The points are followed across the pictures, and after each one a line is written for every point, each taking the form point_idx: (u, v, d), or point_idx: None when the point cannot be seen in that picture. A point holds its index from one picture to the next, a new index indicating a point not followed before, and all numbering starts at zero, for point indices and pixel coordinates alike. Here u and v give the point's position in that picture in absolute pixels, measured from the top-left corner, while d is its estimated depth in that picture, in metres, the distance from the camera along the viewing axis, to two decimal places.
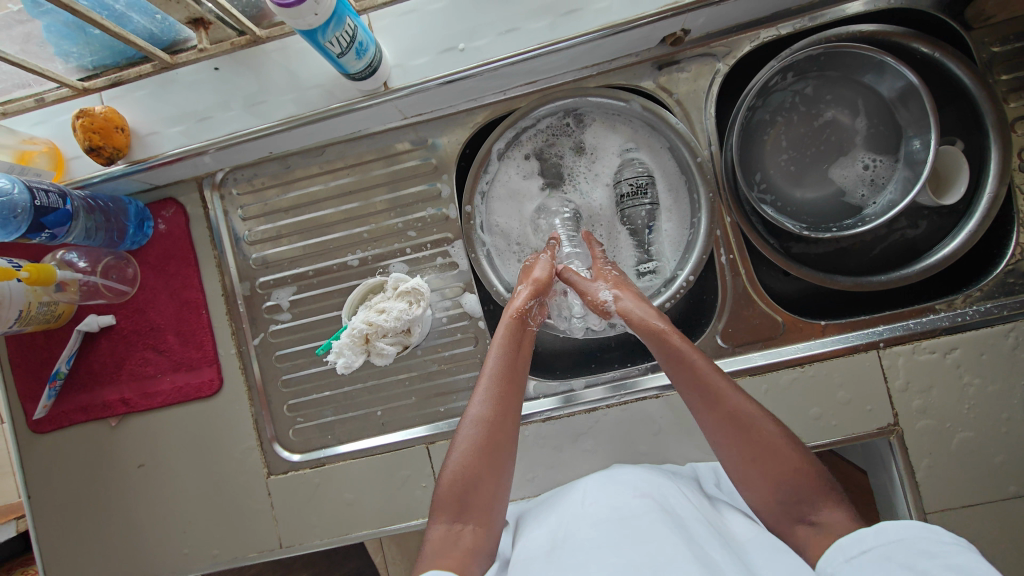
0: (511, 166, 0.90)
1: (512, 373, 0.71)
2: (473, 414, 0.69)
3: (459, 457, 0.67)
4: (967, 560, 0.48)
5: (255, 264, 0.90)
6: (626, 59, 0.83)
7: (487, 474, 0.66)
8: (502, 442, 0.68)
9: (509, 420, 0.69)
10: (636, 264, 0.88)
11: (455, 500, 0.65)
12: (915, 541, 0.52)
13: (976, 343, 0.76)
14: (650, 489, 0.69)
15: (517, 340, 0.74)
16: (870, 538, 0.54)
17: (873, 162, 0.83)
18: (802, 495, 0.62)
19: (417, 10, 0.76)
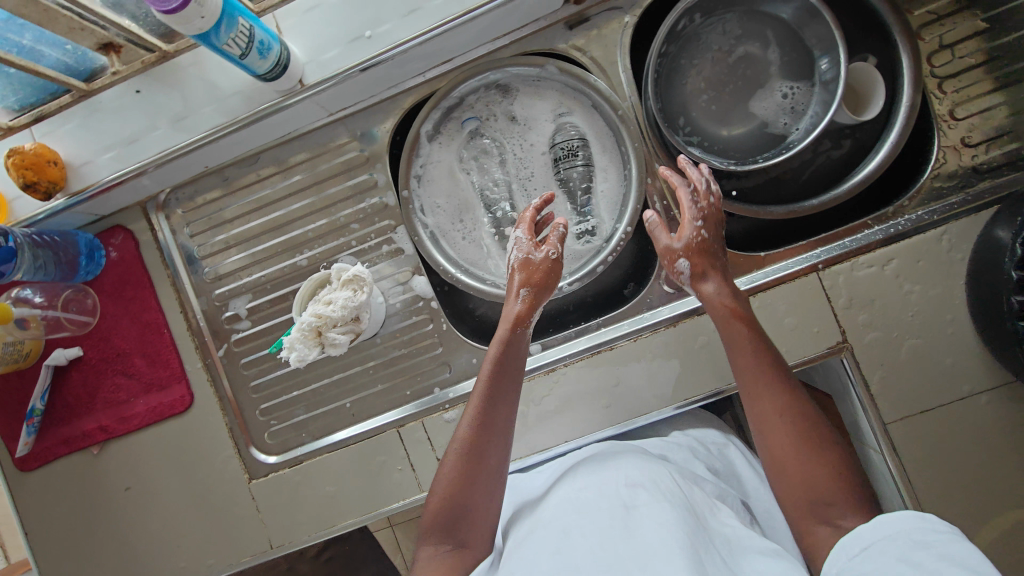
0: (442, 146, 0.91)
1: (499, 399, 0.71)
2: (460, 440, 0.69)
3: (447, 480, 0.68)
4: (958, 549, 0.50)
5: (209, 277, 0.93)
6: (536, 25, 0.84)
7: (475, 497, 0.67)
8: (488, 466, 0.68)
9: (497, 443, 0.69)
10: (573, 225, 0.88)
11: (441, 525, 0.66)
12: (906, 533, 0.53)
13: (912, 252, 0.77)
14: (637, 474, 0.70)
15: (503, 356, 0.73)
16: (865, 536, 0.56)
17: (791, 90, 0.84)
18: (826, 509, 0.61)
19: (320, 6, 0.78)
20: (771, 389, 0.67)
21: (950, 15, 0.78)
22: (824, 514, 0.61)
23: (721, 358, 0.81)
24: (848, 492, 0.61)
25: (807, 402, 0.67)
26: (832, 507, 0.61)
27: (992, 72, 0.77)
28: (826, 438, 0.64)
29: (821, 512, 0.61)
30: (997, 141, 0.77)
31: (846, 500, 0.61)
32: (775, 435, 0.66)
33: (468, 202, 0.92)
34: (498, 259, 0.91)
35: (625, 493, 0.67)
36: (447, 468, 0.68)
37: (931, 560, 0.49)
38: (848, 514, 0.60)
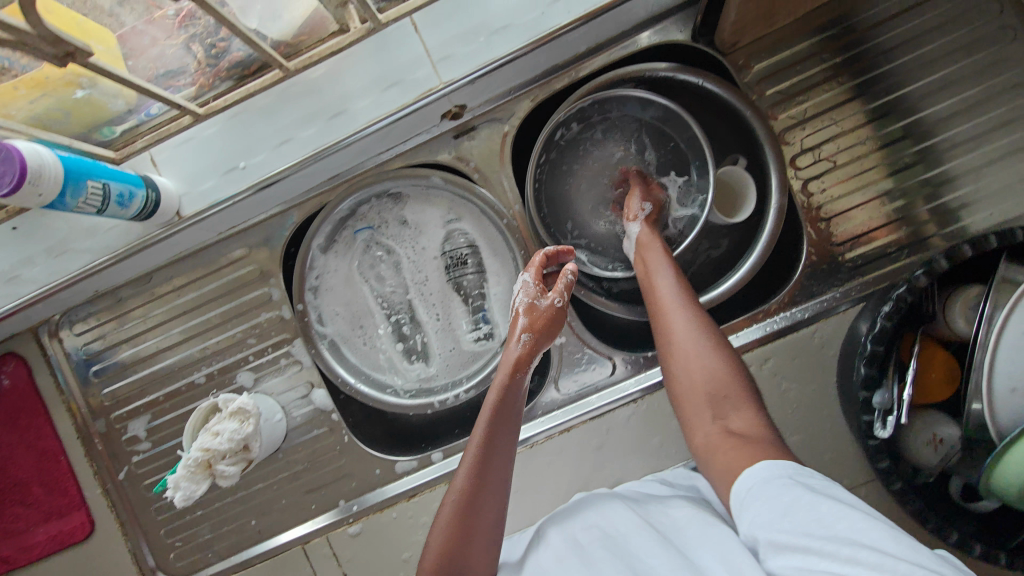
0: (336, 256, 0.91)
1: (505, 424, 0.69)
2: (463, 469, 0.65)
3: (450, 511, 0.63)
4: (845, 496, 0.52)
5: (105, 400, 0.91)
6: (419, 138, 0.84)
7: (483, 530, 0.63)
8: (487, 502, 0.64)
9: (501, 466, 0.66)
10: (471, 330, 0.89)
11: (444, 565, 0.60)
12: (795, 476, 0.55)
13: (787, 350, 0.80)
14: (595, 517, 0.65)
15: (508, 384, 0.71)
16: (762, 473, 0.57)
17: (669, 190, 0.88)
18: (722, 402, 0.67)
19: (194, 138, 0.78)
20: (687, 329, 0.72)
21: (808, 120, 0.81)
22: (721, 408, 0.67)
23: (613, 461, 0.82)
24: (741, 395, 0.67)
25: (717, 330, 0.72)
26: (725, 402, 0.67)
27: (850, 173, 0.81)
28: (728, 354, 0.70)
29: (720, 406, 0.67)
30: (861, 241, 0.81)
31: (743, 400, 0.66)
32: (679, 351, 0.71)
33: (366, 310, 0.91)
34: (398, 367, 0.91)
35: (591, 538, 0.62)
36: (449, 501, 0.64)
37: (826, 500, 0.51)
38: (737, 407, 0.66)
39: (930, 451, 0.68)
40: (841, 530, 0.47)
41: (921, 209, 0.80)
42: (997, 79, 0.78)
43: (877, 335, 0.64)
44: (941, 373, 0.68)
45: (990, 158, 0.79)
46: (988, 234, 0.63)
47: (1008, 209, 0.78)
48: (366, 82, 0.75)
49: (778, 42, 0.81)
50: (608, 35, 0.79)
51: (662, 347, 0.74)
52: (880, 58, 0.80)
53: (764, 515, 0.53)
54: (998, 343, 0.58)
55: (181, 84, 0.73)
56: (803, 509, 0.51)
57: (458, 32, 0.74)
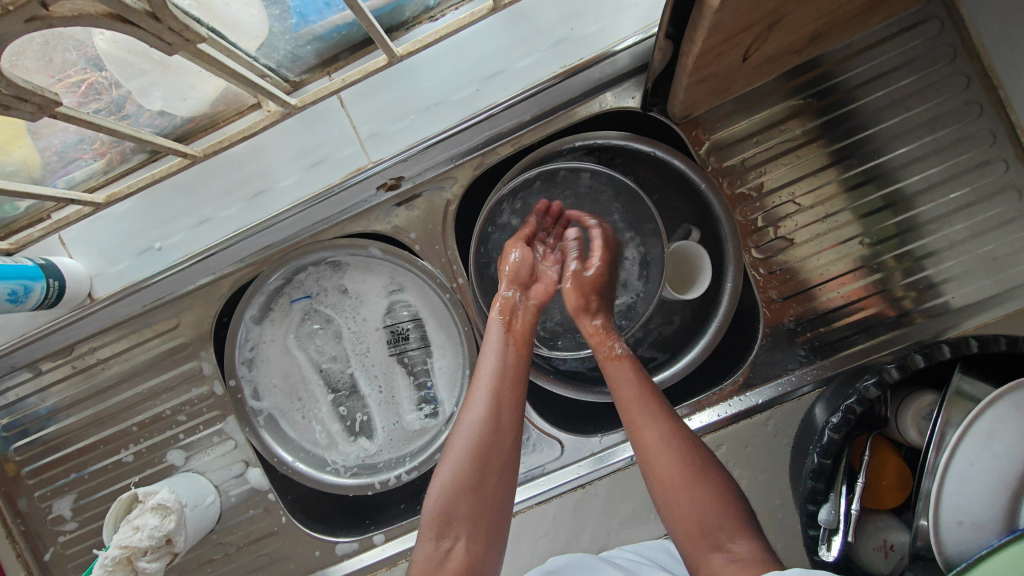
0: (270, 327, 0.85)
1: (511, 384, 0.68)
2: (469, 426, 0.65)
3: (450, 469, 0.63)
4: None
5: (28, 478, 0.86)
6: (358, 207, 0.79)
7: (486, 491, 0.62)
8: (494, 455, 0.64)
9: (509, 424, 0.66)
10: (415, 405, 0.85)
11: (441, 519, 0.61)
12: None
13: (739, 436, 0.76)
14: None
15: (504, 370, 0.68)
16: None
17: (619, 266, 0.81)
18: (714, 534, 0.58)
19: (107, 217, 0.74)
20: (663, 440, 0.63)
21: (765, 194, 0.77)
22: (712, 541, 0.58)
23: (559, 550, 0.78)
24: (735, 521, 0.59)
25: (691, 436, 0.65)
26: (719, 531, 0.59)
27: (808, 251, 0.77)
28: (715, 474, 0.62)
29: (712, 539, 0.58)
30: (820, 322, 0.77)
31: (740, 526, 0.59)
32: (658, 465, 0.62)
33: (303, 384, 0.85)
34: (338, 445, 0.86)
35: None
36: (449, 459, 0.64)
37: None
38: (734, 536, 0.58)
39: (881, 557, 0.63)
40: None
41: (881, 291, 0.77)
42: (961, 157, 0.75)
43: (824, 447, 0.61)
44: (894, 479, 0.65)
45: (953, 239, 0.75)
46: (941, 343, 0.59)
47: (972, 292, 0.75)
48: (291, 157, 0.72)
49: (734, 111, 0.76)
50: (554, 104, 0.74)
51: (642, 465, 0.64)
52: (840, 131, 0.76)
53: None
54: (946, 471, 0.55)
55: (88, 157, 0.67)
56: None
57: (388, 106, 0.72)
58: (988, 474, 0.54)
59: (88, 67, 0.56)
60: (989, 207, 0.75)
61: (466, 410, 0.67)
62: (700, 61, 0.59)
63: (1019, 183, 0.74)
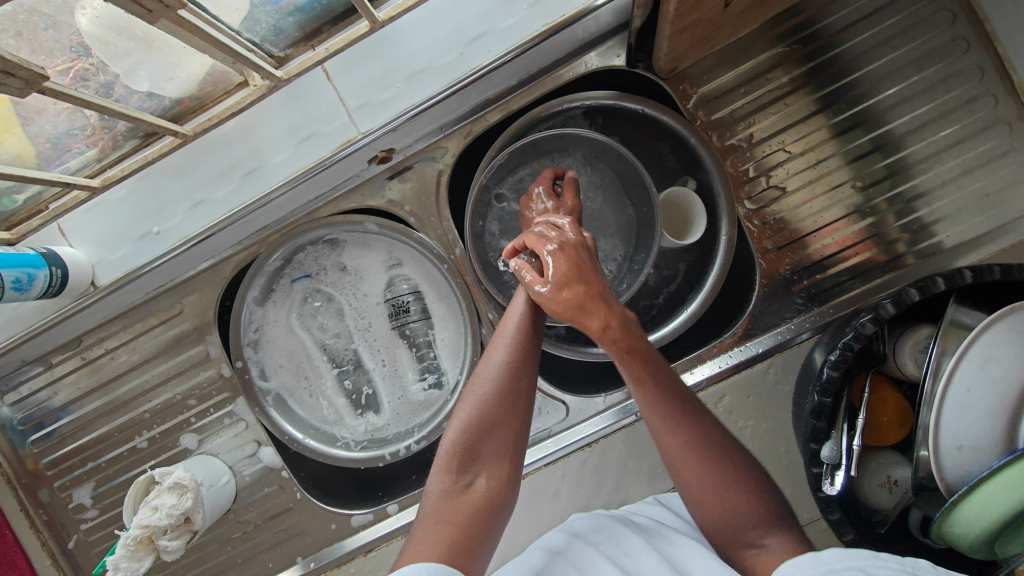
0: (272, 308, 0.86)
1: (536, 329, 0.68)
2: (492, 366, 0.64)
3: (470, 407, 0.62)
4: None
5: (48, 469, 0.88)
6: (351, 182, 0.80)
7: (510, 426, 0.62)
8: (517, 393, 0.63)
9: (530, 360, 0.65)
10: (418, 377, 0.86)
11: (463, 452, 0.60)
12: (866, 567, 0.46)
13: (742, 387, 0.77)
14: (604, 538, 0.64)
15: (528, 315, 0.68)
16: (825, 562, 0.48)
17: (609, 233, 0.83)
18: (747, 531, 0.58)
19: (104, 204, 0.74)
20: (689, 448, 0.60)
21: (755, 145, 0.78)
22: (744, 538, 0.58)
23: (570, 509, 0.79)
24: (762, 516, 0.58)
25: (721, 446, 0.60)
26: (751, 529, 0.58)
27: (800, 199, 0.78)
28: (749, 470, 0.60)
29: (743, 537, 0.58)
30: (816, 270, 0.78)
31: (771, 523, 0.57)
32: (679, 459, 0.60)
33: (308, 362, 0.87)
34: (346, 419, 0.87)
35: (600, 554, 0.60)
36: (469, 401, 0.63)
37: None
38: (764, 531, 0.57)
39: (884, 493, 0.65)
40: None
41: (876, 234, 0.77)
42: (949, 95, 0.74)
43: (824, 385, 0.62)
44: (894, 416, 0.66)
45: (944, 178, 0.75)
46: (935, 276, 0.59)
47: (967, 230, 0.75)
48: (281, 134, 0.73)
49: (720, 64, 0.76)
50: (539, 67, 0.74)
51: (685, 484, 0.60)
52: (825, 76, 0.76)
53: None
54: (944, 397, 0.55)
55: (81, 145, 0.67)
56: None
57: (374, 77, 0.72)
58: (984, 397, 0.55)
59: (73, 55, 0.58)
60: (979, 143, 0.75)
61: (492, 350, 0.66)
62: (681, 8, 0.59)
63: (1008, 117, 0.74)
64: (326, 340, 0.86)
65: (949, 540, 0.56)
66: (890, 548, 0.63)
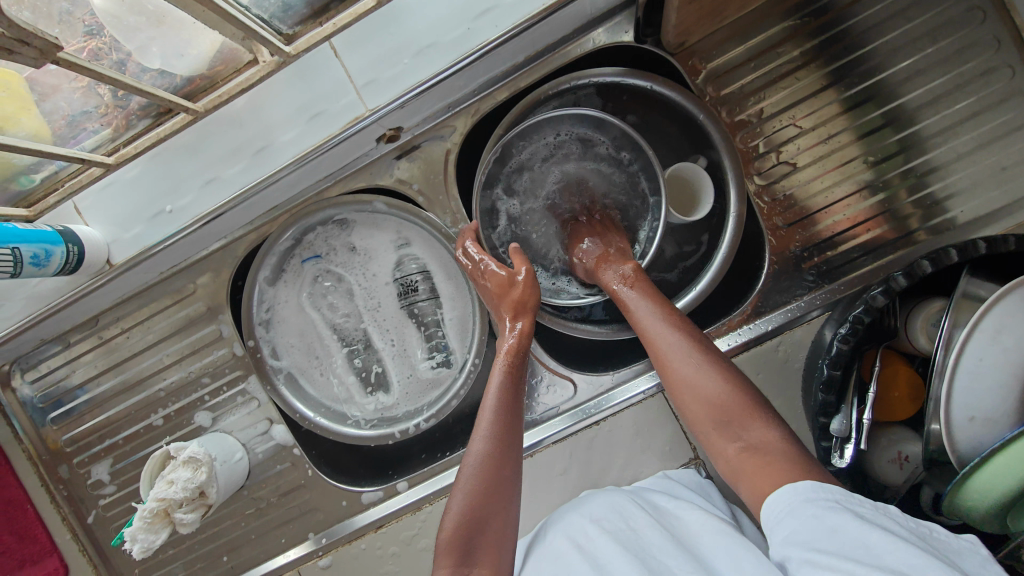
0: (282, 288, 0.87)
1: (514, 404, 0.68)
2: (477, 456, 0.64)
3: (463, 493, 0.62)
4: (898, 526, 0.44)
5: (67, 446, 0.90)
6: (359, 162, 0.80)
7: (499, 516, 0.62)
8: (505, 477, 0.64)
9: (512, 441, 0.66)
10: (427, 356, 0.87)
11: (460, 545, 0.59)
12: (843, 501, 0.48)
13: (751, 364, 0.76)
14: (605, 511, 0.64)
15: (507, 394, 0.69)
16: (802, 491, 0.49)
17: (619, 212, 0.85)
18: (728, 426, 0.59)
19: (117, 182, 0.75)
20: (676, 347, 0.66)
21: (765, 120, 0.77)
22: (730, 432, 0.59)
23: (578, 486, 0.80)
24: (748, 412, 0.59)
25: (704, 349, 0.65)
26: (735, 425, 0.59)
27: (811, 175, 0.77)
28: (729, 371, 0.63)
29: (728, 432, 0.59)
30: (827, 246, 0.77)
31: (755, 415, 0.59)
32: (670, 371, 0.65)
33: (318, 340, 0.88)
34: (356, 397, 0.88)
35: (601, 531, 0.61)
36: (460, 492, 0.62)
37: (863, 527, 0.44)
38: (750, 424, 0.58)
39: (895, 468, 0.64)
40: (864, 551, 0.42)
41: (889, 210, 0.76)
42: (964, 67, 0.73)
43: (834, 358, 0.61)
44: (905, 390, 0.66)
45: (959, 152, 0.74)
46: (948, 248, 0.58)
47: (981, 205, 0.74)
48: (290, 112, 0.73)
49: (730, 38, 0.76)
50: (547, 43, 0.74)
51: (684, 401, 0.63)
52: (837, 50, 0.75)
53: (787, 522, 0.48)
54: (956, 368, 0.55)
55: (96, 124, 0.68)
56: (832, 526, 0.45)
57: (382, 54, 0.72)
58: (994, 367, 0.55)
59: (87, 35, 0.59)
60: (995, 116, 0.74)
61: (473, 440, 0.66)
62: None
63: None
64: (336, 319, 0.87)
65: (961, 515, 0.56)
66: None
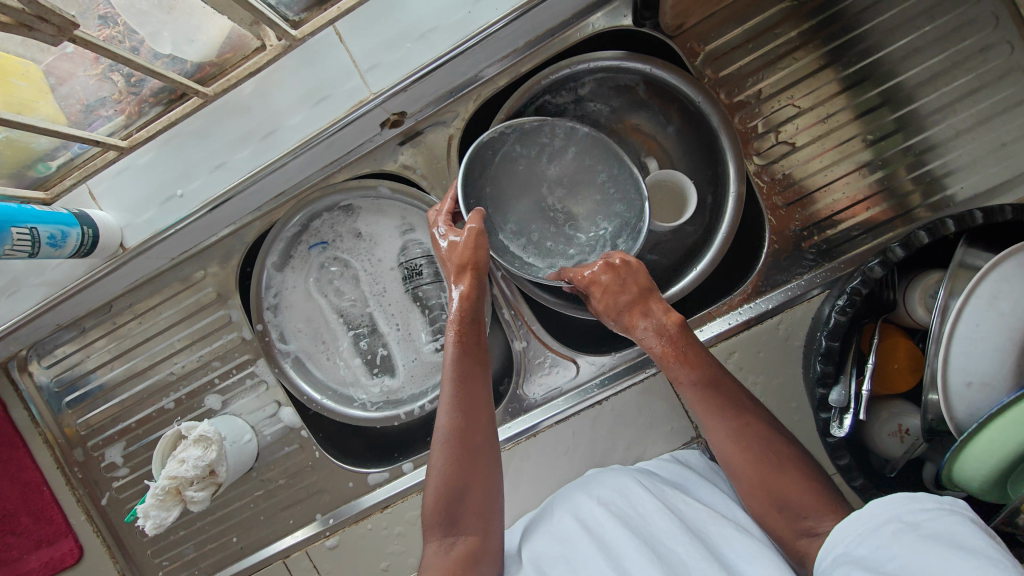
0: (288, 273, 0.89)
1: (471, 370, 0.68)
2: (442, 432, 0.66)
3: (436, 470, 0.65)
4: (959, 528, 0.45)
5: (81, 430, 0.92)
6: (363, 148, 0.82)
7: (474, 483, 0.65)
8: (477, 443, 0.66)
9: (475, 408, 0.67)
10: (432, 339, 0.88)
11: (442, 518, 0.63)
12: (904, 517, 0.49)
13: (751, 343, 0.77)
14: (613, 493, 0.65)
15: (463, 362, 0.68)
16: (872, 517, 0.52)
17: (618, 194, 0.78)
18: (800, 521, 0.60)
19: (130, 167, 0.78)
20: (741, 434, 0.64)
21: (763, 101, 0.78)
22: (800, 526, 0.60)
23: (581, 466, 0.81)
24: (819, 503, 0.60)
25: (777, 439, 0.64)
26: (804, 517, 0.60)
27: (810, 154, 0.78)
28: (798, 458, 0.63)
29: (799, 525, 0.60)
30: (827, 225, 0.78)
31: (827, 509, 0.60)
32: (734, 458, 0.64)
33: (324, 324, 0.89)
34: (362, 380, 0.89)
35: (609, 514, 0.62)
36: (432, 470, 0.65)
37: (921, 544, 0.45)
38: (822, 521, 0.59)
39: (895, 441, 0.64)
40: (919, 566, 0.43)
41: (887, 188, 0.76)
42: (962, 44, 0.74)
43: (832, 330, 0.62)
44: (905, 363, 0.66)
45: (958, 129, 0.75)
46: (946, 218, 0.59)
47: (979, 181, 0.75)
48: (297, 98, 0.75)
49: (726, 21, 0.77)
50: (546, 27, 0.75)
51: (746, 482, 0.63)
52: (833, 31, 0.76)
53: (859, 551, 0.50)
54: (952, 334, 0.55)
55: (110, 112, 0.70)
56: (896, 550, 0.47)
57: (386, 40, 0.74)
58: (992, 332, 0.55)
59: (103, 26, 0.61)
60: (993, 93, 0.74)
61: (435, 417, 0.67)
62: None
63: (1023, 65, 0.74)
64: (341, 303, 0.88)
65: (963, 485, 0.56)
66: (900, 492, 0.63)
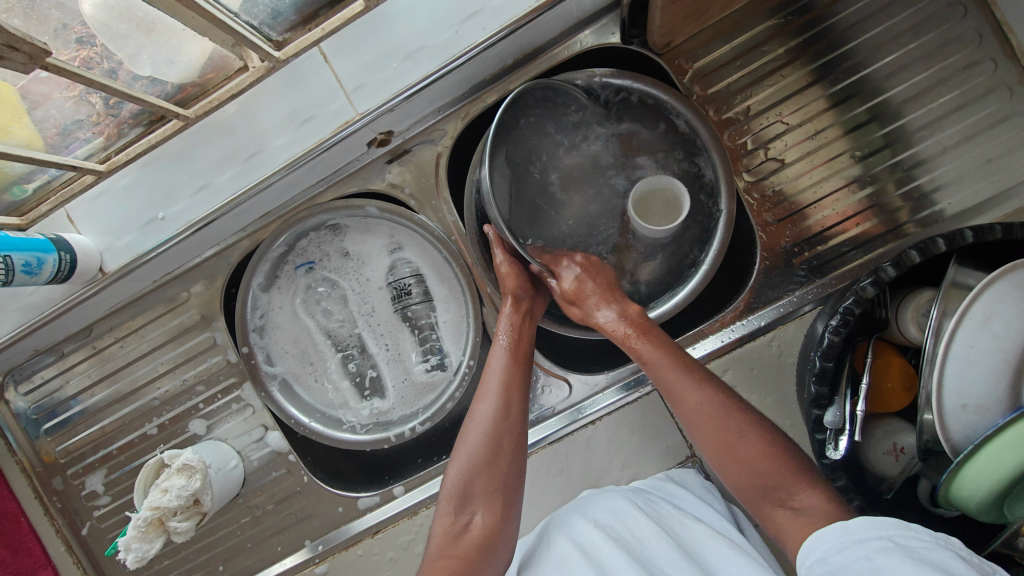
0: (274, 294, 0.87)
1: (521, 372, 0.72)
2: (485, 413, 0.68)
3: (468, 447, 0.66)
4: (956, 564, 0.43)
5: (60, 458, 0.89)
6: (350, 167, 0.81)
7: (499, 475, 0.66)
8: (511, 436, 0.67)
9: (519, 405, 0.69)
10: (422, 360, 0.87)
11: (458, 494, 0.64)
12: (897, 538, 0.47)
13: (745, 361, 0.76)
14: (609, 516, 0.63)
15: (514, 359, 0.72)
16: (855, 531, 0.49)
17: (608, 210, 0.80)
18: (771, 493, 0.59)
19: (109, 189, 0.76)
20: (708, 402, 0.63)
21: (752, 117, 0.78)
22: (773, 497, 0.59)
23: (576, 488, 0.79)
24: (791, 476, 0.58)
25: (734, 398, 0.64)
26: (776, 490, 0.59)
27: (800, 171, 0.78)
28: (757, 423, 0.62)
29: (773, 497, 0.59)
30: (818, 241, 0.78)
31: (799, 480, 0.58)
32: (703, 427, 0.63)
33: (312, 345, 0.87)
34: (351, 403, 0.87)
35: (606, 537, 0.60)
36: (465, 447, 0.66)
37: (910, 567, 0.43)
38: (794, 492, 0.58)
39: (890, 460, 0.64)
40: None
41: (877, 204, 0.76)
42: (947, 62, 0.75)
43: (825, 350, 0.62)
44: (898, 381, 0.66)
45: (945, 145, 0.75)
46: (935, 237, 0.59)
47: (968, 197, 0.75)
48: (280, 118, 0.74)
49: (715, 38, 0.77)
50: (534, 46, 0.75)
51: (716, 456, 0.62)
52: (820, 47, 0.76)
53: (837, 561, 0.48)
54: (946, 355, 0.55)
55: (88, 134, 0.69)
56: (882, 566, 0.45)
57: (372, 59, 0.72)
58: (986, 353, 0.55)
59: (79, 46, 0.60)
60: (980, 108, 0.75)
61: (479, 402, 0.69)
62: None
63: (1008, 82, 0.74)
64: (328, 323, 0.86)
65: (958, 506, 0.56)
66: (896, 513, 0.63)
